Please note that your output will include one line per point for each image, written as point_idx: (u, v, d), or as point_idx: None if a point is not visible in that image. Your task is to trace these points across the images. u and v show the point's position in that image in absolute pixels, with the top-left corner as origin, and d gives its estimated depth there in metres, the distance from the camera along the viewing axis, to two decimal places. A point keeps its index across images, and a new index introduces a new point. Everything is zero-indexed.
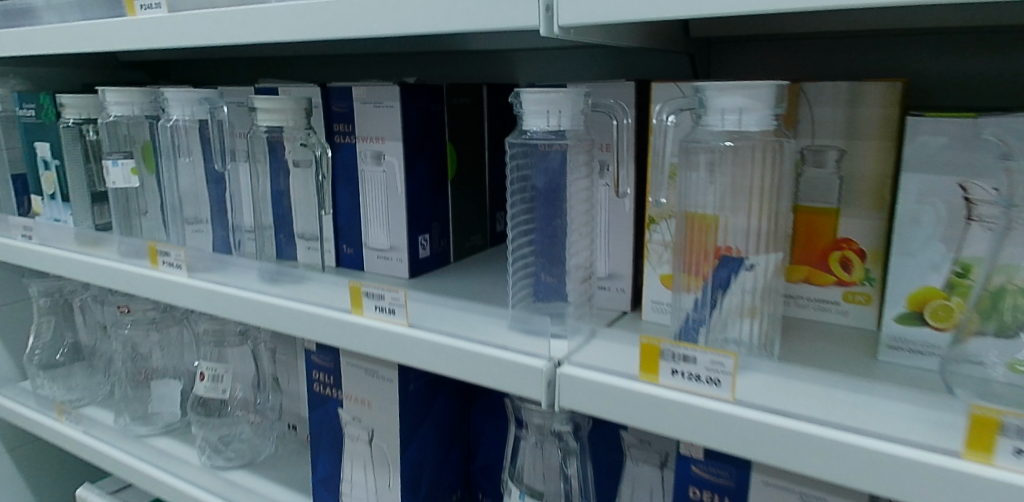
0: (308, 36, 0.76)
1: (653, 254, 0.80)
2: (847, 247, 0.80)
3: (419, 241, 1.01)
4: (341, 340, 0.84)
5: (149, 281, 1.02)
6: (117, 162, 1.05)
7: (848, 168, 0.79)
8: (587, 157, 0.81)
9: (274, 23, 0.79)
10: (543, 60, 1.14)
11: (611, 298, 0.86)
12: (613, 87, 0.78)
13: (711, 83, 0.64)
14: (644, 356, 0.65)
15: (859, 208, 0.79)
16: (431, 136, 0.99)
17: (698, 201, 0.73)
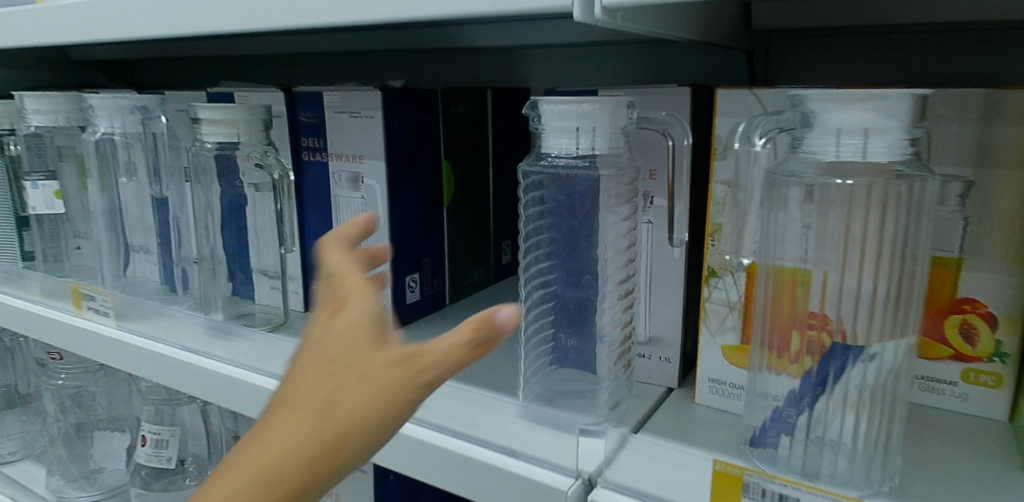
0: (252, 27, 0.56)
1: (712, 316, 0.60)
2: (971, 310, 0.57)
3: (407, 283, 0.81)
4: None
5: (73, 331, 0.82)
6: (36, 184, 0.85)
7: (977, 205, 0.55)
8: (627, 188, 0.61)
9: (209, 10, 0.59)
10: (560, 60, 0.94)
11: (653, 370, 0.66)
12: (664, 96, 0.59)
13: (818, 93, 0.44)
14: (716, 488, 0.45)
15: (991, 261, 0.55)
16: (421, 154, 0.79)
17: (785, 252, 0.52)
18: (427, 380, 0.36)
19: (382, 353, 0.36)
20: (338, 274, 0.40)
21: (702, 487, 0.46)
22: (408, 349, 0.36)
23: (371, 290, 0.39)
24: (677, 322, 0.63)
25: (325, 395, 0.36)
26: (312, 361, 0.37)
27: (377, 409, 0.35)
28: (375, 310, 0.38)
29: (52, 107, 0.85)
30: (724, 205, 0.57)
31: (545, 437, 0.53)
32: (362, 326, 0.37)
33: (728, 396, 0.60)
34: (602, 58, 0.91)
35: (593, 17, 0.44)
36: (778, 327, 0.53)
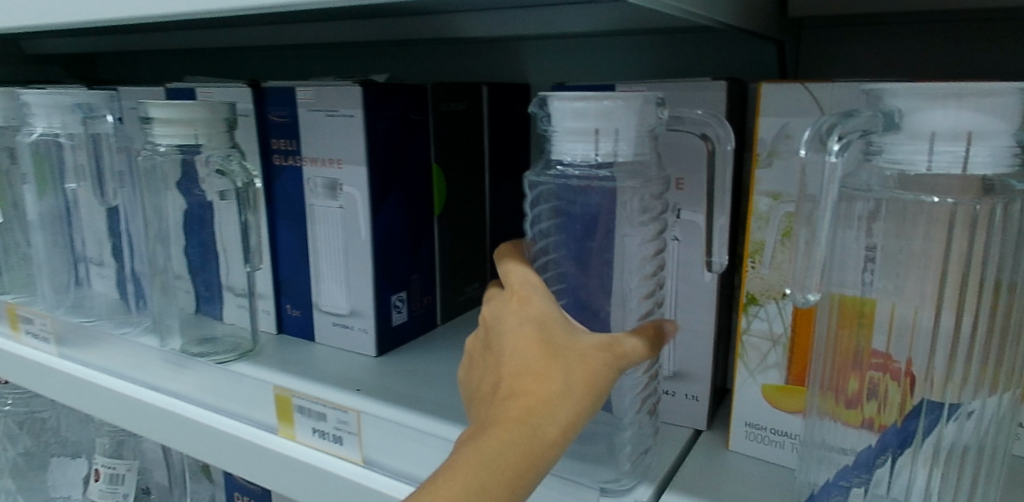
0: (201, 7, 0.47)
1: (750, 350, 0.51)
2: None
3: (393, 304, 0.71)
4: (265, 475, 0.56)
5: (11, 359, 0.73)
6: None
7: None
8: (656, 202, 0.52)
9: None
10: (564, 52, 0.85)
11: (680, 409, 0.57)
12: (696, 92, 0.51)
13: (903, 86, 0.35)
14: None
15: None
16: (409, 157, 0.70)
17: (846, 278, 0.44)
18: (621, 367, 0.42)
19: (579, 343, 0.41)
20: (512, 273, 0.45)
21: None
22: (599, 342, 0.42)
23: (550, 291, 0.44)
24: (710, 355, 0.54)
25: (540, 382, 0.39)
26: (521, 367, 0.40)
27: (580, 399, 0.39)
28: (558, 309, 0.43)
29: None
30: (767, 221, 0.48)
31: None
32: (552, 320, 0.41)
33: (770, 444, 0.52)
34: (611, 49, 0.82)
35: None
36: (842, 369, 0.45)
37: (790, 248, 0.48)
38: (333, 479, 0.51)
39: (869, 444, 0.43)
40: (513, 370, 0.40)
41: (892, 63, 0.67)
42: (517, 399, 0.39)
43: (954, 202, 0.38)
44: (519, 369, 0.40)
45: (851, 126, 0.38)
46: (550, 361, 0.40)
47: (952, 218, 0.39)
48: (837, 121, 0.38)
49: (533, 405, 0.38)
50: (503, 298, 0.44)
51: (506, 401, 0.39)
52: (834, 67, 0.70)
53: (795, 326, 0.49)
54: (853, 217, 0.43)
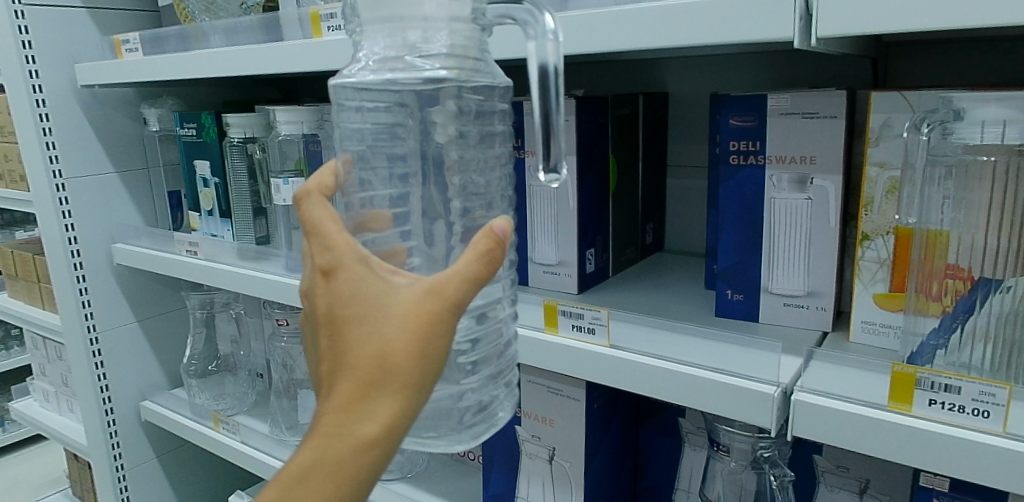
0: (523, 55, 0.77)
1: (864, 272, 0.76)
2: None
3: (587, 255, 0.98)
4: (538, 360, 0.85)
5: None
6: (287, 181, 1.10)
7: None
8: (794, 174, 0.80)
9: None
10: (697, 68, 1.12)
11: (813, 319, 0.83)
12: (822, 95, 0.76)
13: (968, 93, 0.61)
14: (896, 385, 0.62)
15: None
16: (599, 149, 0.96)
17: (927, 216, 0.69)
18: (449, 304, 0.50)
19: (417, 288, 0.50)
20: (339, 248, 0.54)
21: (886, 385, 0.63)
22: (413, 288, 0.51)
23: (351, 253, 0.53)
24: (833, 277, 0.80)
25: (427, 289, 0.50)
26: (376, 338, 0.50)
27: (400, 329, 0.50)
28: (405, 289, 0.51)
29: (297, 115, 1.08)
30: (877, 183, 0.73)
31: (745, 358, 0.70)
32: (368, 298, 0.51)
33: (881, 334, 0.76)
34: (741, 66, 1.08)
35: (810, 42, 0.62)
36: (925, 278, 0.68)
37: (893, 199, 0.72)
38: (591, 354, 0.80)
39: (944, 315, 0.67)
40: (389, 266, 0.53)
41: (967, 74, 0.90)
42: (411, 311, 0.50)
43: (996, 159, 0.64)
44: (381, 298, 0.50)
45: (932, 118, 0.65)
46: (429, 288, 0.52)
47: (995, 172, 0.65)
48: (923, 118, 0.66)
49: (417, 317, 0.50)
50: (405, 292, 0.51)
51: (395, 312, 0.50)
52: (922, 77, 0.93)
53: (896, 252, 0.73)
54: (934, 178, 0.68)
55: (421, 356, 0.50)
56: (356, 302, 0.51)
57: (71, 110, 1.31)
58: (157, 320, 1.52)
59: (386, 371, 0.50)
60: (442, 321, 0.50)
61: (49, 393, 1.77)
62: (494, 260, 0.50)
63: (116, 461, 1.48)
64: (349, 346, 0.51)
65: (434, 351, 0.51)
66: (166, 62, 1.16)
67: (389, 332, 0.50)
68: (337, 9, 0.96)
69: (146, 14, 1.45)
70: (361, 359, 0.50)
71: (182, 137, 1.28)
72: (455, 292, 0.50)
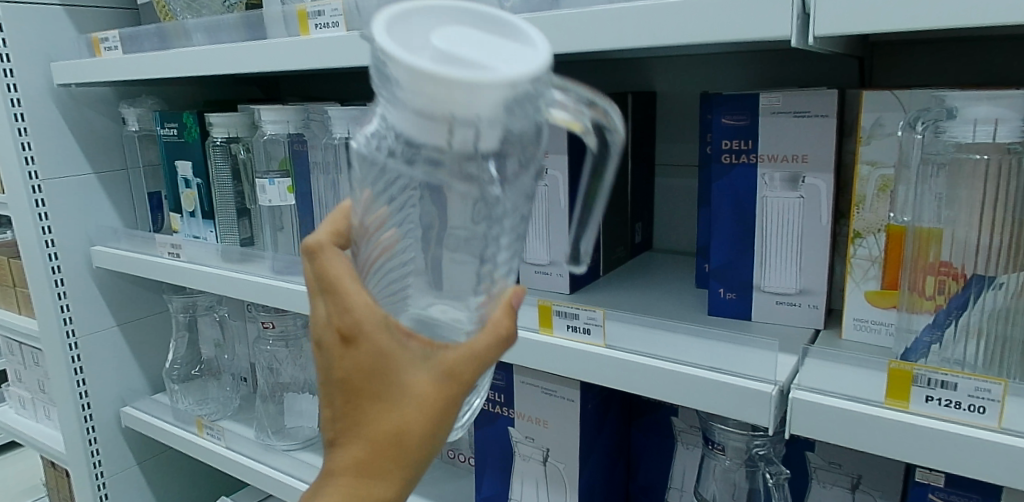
0: None
1: (857, 269, 0.76)
2: None
3: (578, 255, 0.98)
4: (532, 361, 0.84)
5: None
6: (273, 181, 1.08)
7: None
8: (786, 173, 0.80)
9: None
10: (685, 66, 1.12)
11: (804, 316, 0.83)
12: (814, 94, 0.77)
13: (962, 92, 0.61)
14: (892, 382, 0.62)
15: None
16: (589, 148, 0.96)
17: (918, 213, 0.69)
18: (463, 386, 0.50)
19: (436, 368, 0.49)
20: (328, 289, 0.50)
21: (882, 382, 0.63)
22: (434, 366, 0.49)
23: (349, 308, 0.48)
24: (824, 275, 0.81)
25: (445, 368, 0.49)
26: (396, 420, 0.48)
27: (422, 414, 0.48)
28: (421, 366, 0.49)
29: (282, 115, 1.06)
30: (869, 181, 0.74)
31: (741, 357, 0.71)
32: (387, 379, 0.48)
33: (873, 331, 0.77)
34: (730, 65, 1.08)
35: (806, 42, 0.62)
36: (918, 274, 0.69)
37: (886, 197, 0.73)
38: (586, 355, 0.79)
39: (937, 312, 0.68)
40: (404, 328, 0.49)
41: (952, 73, 0.91)
42: (432, 392, 0.49)
43: (989, 158, 0.65)
44: (401, 377, 0.48)
45: (926, 117, 0.66)
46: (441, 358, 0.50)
47: (988, 170, 0.65)
48: (917, 117, 0.66)
49: (437, 398, 0.49)
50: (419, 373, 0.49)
51: (415, 396, 0.48)
52: (908, 76, 0.95)
53: (887, 249, 0.74)
54: (927, 177, 0.69)
55: (433, 437, 0.50)
56: (376, 377, 0.48)
57: (47, 110, 1.28)
58: (138, 324, 1.49)
59: (402, 453, 0.49)
60: (454, 398, 0.49)
61: (25, 399, 1.73)
62: (501, 337, 0.50)
63: (96, 469, 1.45)
64: (368, 422, 0.49)
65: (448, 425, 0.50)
66: (147, 61, 1.14)
67: (411, 417, 0.48)
68: (324, 8, 0.94)
69: (124, 13, 1.42)
70: (377, 440, 0.49)
71: (163, 138, 1.26)
72: (468, 372, 0.49)
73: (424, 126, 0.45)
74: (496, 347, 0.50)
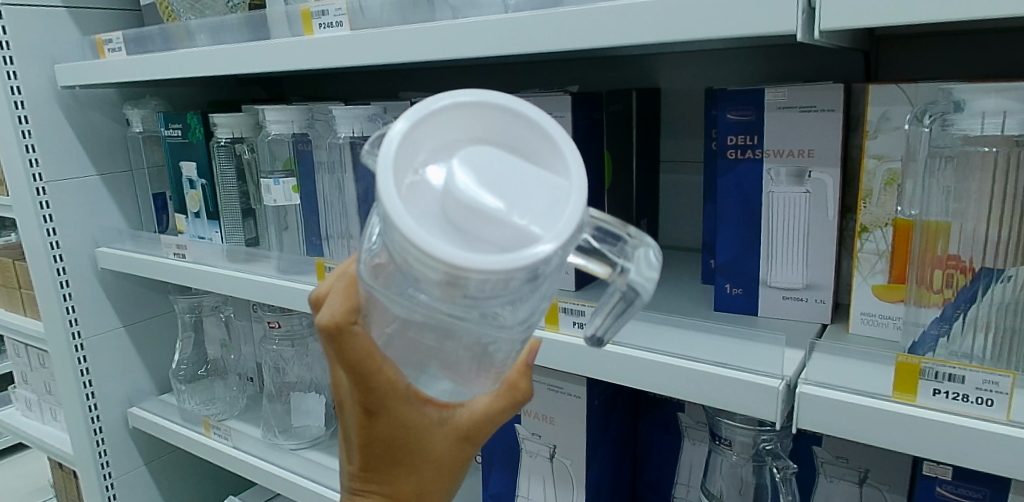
0: (522, 52, 0.76)
1: (863, 264, 0.76)
2: None
3: None
4: (539, 358, 0.84)
5: None
6: (278, 181, 1.09)
7: None
8: (792, 168, 0.80)
9: (477, 40, 0.79)
10: (689, 62, 1.12)
11: (811, 311, 0.83)
12: (820, 89, 0.77)
13: (968, 84, 0.61)
14: (900, 376, 0.62)
15: None
16: (593, 145, 0.96)
17: (923, 206, 0.69)
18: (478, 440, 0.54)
19: (453, 430, 0.52)
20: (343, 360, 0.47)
21: (889, 375, 0.63)
22: (451, 428, 0.52)
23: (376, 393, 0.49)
24: (830, 270, 0.80)
25: (460, 432, 0.52)
26: (417, 475, 0.53)
27: (440, 468, 0.53)
28: (437, 428, 0.52)
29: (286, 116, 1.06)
30: (875, 175, 0.73)
31: (748, 352, 0.70)
32: (409, 443, 0.52)
33: (880, 325, 0.77)
34: (734, 60, 1.08)
35: (812, 37, 0.62)
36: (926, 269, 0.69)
37: (892, 192, 0.73)
38: (592, 352, 0.79)
39: (945, 305, 0.68)
40: (422, 392, 0.51)
41: (957, 66, 0.91)
42: (446, 452, 0.53)
43: (996, 150, 0.64)
44: (421, 443, 0.52)
45: (933, 110, 0.65)
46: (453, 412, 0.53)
47: (995, 162, 0.65)
48: (925, 110, 0.66)
49: (451, 456, 0.53)
50: (436, 434, 0.52)
51: (434, 454, 0.53)
52: (913, 69, 0.94)
53: (895, 243, 0.74)
54: (934, 169, 0.69)
55: (447, 482, 0.55)
56: (398, 444, 0.51)
57: (51, 113, 1.28)
58: (144, 325, 1.49)
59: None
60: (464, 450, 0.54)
61: (32, 401, 1.73)
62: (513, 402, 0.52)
63: (104, 470, 1.45)
64: (391, 477, 0.53)
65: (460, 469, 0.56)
66: (151, 62, 1.14)
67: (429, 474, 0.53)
68: (328, 7, 0.94)
69: (126, 13, 1.42)
70: (399, 491, 0.54)
71: (168, 139, 1.26)
72: (480, 435, 0.53)
73: (440, 291, 0.42)
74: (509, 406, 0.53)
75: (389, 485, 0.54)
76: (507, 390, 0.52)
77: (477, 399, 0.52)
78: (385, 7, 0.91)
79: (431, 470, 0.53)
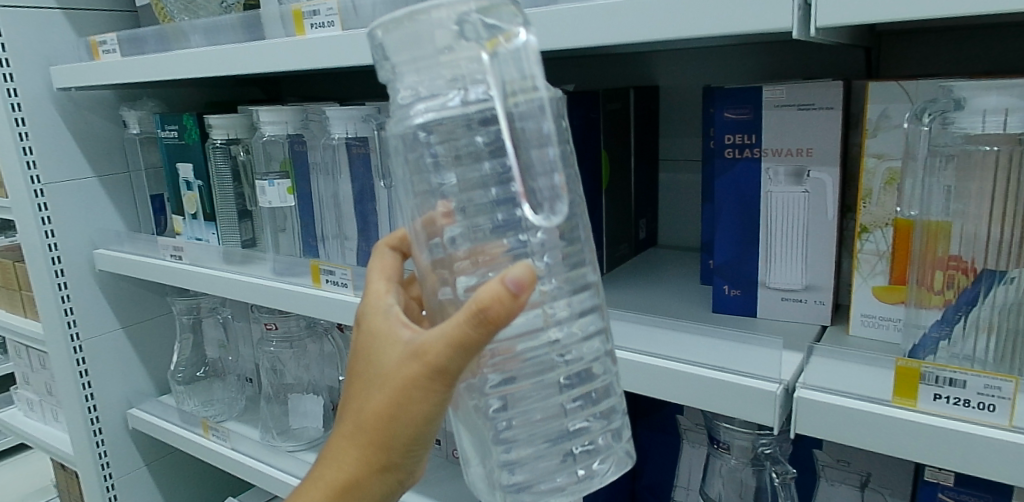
0: None
1: (864, 264, 0.75)
2: None
3: None
4: None
5: (314, 300, 1.02)
6: (273, 182, 1.06)
7: None
8: (790, 166, 0.79)
9: None
10: (688, 59, 1.10)
11: (810, 312, 0.82)
12: (819, 87, 0.75)
13: (968, 81, 0.59)
14: (899, 380, 0.61)
15: None
16: (590, 145, 0.95)
17: (924, 206, 0.68)
18: (428, 369, 0.51)
19: (407, 348, 0.52)
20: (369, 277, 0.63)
21: (889, 380, 0.62)
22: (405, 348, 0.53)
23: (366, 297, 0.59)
24: (831, 270, 0.79)
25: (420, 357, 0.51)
26: (373, 392, 0.55)
27: (390, 390, 0.53)
28: (397, 347, 0.54)
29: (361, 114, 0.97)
30: (875, 174, 0.72)
31: (745, 356, 0.69)
32: (370, 354, 0.55)
33: (881, 327, 0.75)
34: (733, 57, 1.06)
35: (809, 34, 0.61)
36: (927, 270, 0.67)
37: (892, 191, 0.72)
38: None
39: (947, 307, 0.66)
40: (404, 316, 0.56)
41: (962, 62, 0.90)
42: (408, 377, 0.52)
43: (1000, 148, 0.62)
44: (378, 355, 0.54)
45: (933, 108, 0.64)
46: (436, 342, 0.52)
47: (998, 161, 0.63)
48: (924, 108, 0.64)
49: (413, 383, 0.52)
50: (394, 352, 0.54)
51: (386, 371, 0.54)
52: (916, 65, 0.93)
53: (896, 244, 0.72)
54: (935, 168, 0.66)
55: (400, 413, 0.54)
56: (363, 353, 0.56)
57: (48, 114, 1.28)
58: (143, 326, 1.49)
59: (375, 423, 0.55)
60: (429, 385, 0.52)
61: (33, 402, 1.73)
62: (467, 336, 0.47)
63: (104, 471, 1.45)
64: (357, 390, 0.57)
65: (431, 408, 0.53)
66: (145, 64, 1.13)
67: (391, 394, 0.53)
68: (320, 7, 0.93)
69: (122, 14, 1.42)
70: (360, 407, 0.56)
71: (163, 139, 1.25)
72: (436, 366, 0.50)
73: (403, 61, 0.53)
74: (469, 333, 0.47)
75: (357, 402, 0.57)
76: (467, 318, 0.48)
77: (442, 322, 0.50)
78: (378, 6, 0.90)
79: (384, 390, 0.54)
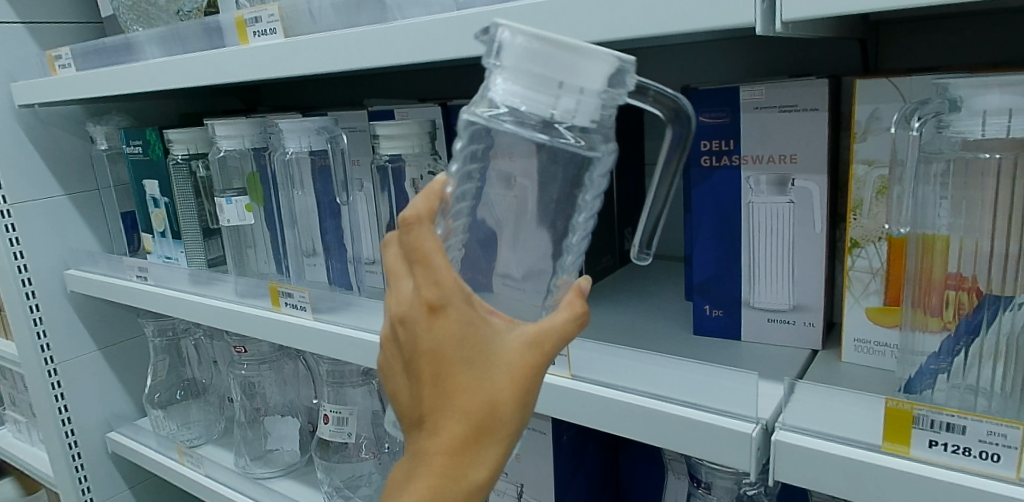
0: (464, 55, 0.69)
1: (855, 283, 0.67)
2: None
3: None
4: None
5: (275, 325, 0.96)
6: (230, 200, 1.00)
7: None
8: (772, 175, 0.71)
9: (417, 45, 0.72)
10: (671, 56, 1.03)
11: (800, 335, 0.74)
12: (801, 86, 0.67)
13: (962, 78, 0.51)
14: (890, 423, 0.53)
15: None
16: None
17: (919, 219, 0.59)
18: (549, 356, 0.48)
19: (520, 340, 0.47)
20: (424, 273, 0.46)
21: (880, 423, 0.54)
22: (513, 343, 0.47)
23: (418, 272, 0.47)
24: (820, 291, 0.71)
25: (466, 416, 0.46)
26: (461, 389, 0.46)
27: (508, 380, 0.47)
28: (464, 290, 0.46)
29: (404, 136, 0.82)
30: (865, 183, 0.65)
31: (718, 392, 0.62)
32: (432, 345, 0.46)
33: (875, 353, 0.68)
34: (718, 53, 0.99)
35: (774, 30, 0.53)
36: (923, 291, 0.59)
37: (884, 201, 0.64)
38: (552, 389, 0.72)
39: (946, 336, 0.58)
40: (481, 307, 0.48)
41: (970, 50, 0.81)
42: (435, 430, 0.47)
43: (1002, 156, 0.54)
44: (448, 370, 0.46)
45: (923, 110, 0.55)
46: (450, 342, 0.46)
47: (1000, 169, 0.55)
48: (912, 111, 0.56)
49: (453, 471, 0.47)
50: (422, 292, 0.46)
51: (507, 364, 0.47)
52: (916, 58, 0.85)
53: (890, 261, 0.64)
54: (928, 175, 0.58)
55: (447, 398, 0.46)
56: (469, 347, 0.46)
57: (12, 132, 1.24)
58: (121, 347, 1.45)
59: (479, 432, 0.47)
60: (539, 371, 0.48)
61: (20, 424, 1.70)
62: (542, 371, 0.48)
63: (85, 497, 1.41)
64: (460, 391, 0.46)
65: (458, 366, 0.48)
66: (100, 77, 1.08)
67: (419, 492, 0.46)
68: (262, 13, 0.88)
69: (88, 26, 1.37)
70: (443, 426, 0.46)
71: (129, 156, 1.20)
72: (496, 471, 0.48)
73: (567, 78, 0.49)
74: (573, 324, 0.49)
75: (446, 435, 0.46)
76: (533, 345, 0.47)
77: (554, 324, 0.48)
78: (326, 9, 0.84)
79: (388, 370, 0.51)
